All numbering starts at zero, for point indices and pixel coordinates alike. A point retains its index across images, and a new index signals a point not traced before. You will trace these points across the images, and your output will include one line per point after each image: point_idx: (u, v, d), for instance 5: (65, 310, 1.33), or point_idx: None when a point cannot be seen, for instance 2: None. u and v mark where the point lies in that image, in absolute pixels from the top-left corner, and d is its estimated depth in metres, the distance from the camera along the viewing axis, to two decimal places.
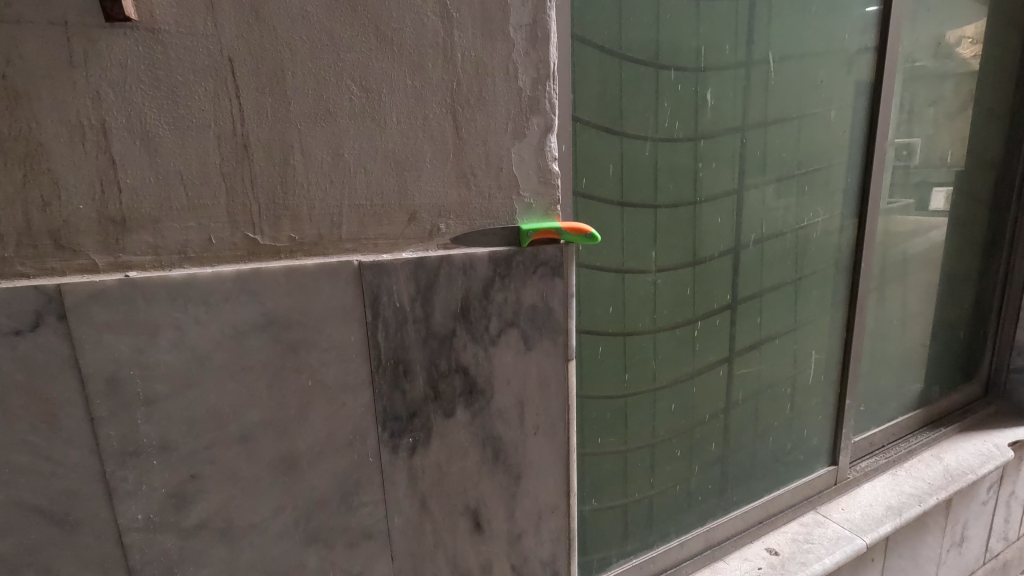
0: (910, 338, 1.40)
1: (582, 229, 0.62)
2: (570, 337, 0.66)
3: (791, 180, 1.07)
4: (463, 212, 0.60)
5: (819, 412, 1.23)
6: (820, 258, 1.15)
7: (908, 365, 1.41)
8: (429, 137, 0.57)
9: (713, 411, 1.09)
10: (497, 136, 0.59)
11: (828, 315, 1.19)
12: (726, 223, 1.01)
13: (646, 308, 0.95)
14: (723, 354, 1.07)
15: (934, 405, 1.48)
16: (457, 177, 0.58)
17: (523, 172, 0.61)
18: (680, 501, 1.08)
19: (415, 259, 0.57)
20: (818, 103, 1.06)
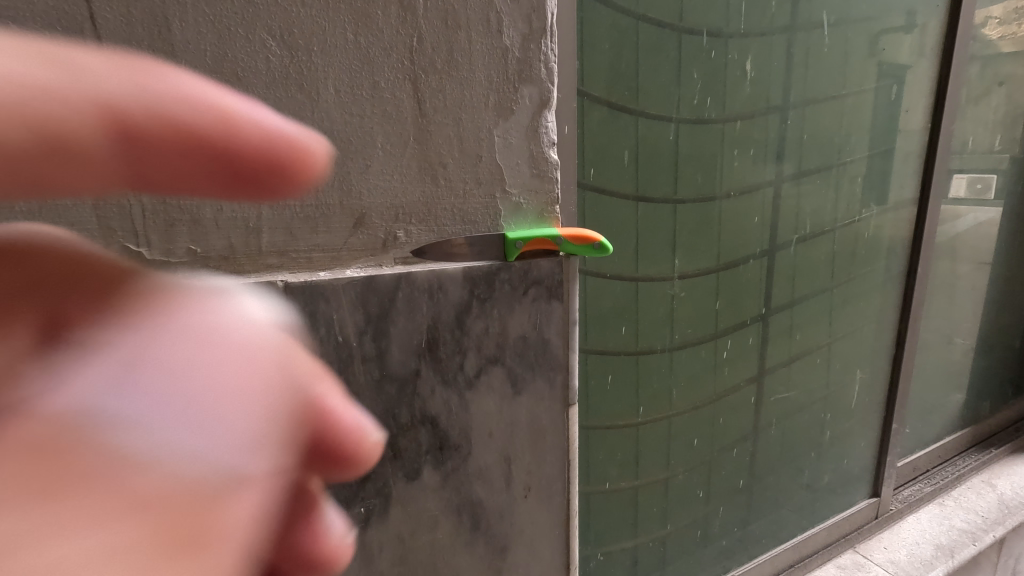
0: (957, 348, 1.25)
1: (585, 237, 0.47)
2: (572, 377, 0.52)
3: (837, 171, 0.91)
4: (428, 216, 0.45)
5: (857, 436, 1.08)
6: (867, 261, 0.99)
7: (953, 378, 1.26)
8: (380, 115, 0.41)
9: (739, 438, 0.95)
10: (475, 113, 0.44)
11: (873, 326, 1.03)
12: (761, 221, 0.85)
13: (663, 323, 0.80)
14: (753, 373, 0.93)
15: (981, 423, 1.33)
16: (420, 168, 0.43)
17: (510, 163, 0.46)
18: (700, 540, 0.95)
19: (362, 280, 0.43)
20: (872, 80, 0.90)
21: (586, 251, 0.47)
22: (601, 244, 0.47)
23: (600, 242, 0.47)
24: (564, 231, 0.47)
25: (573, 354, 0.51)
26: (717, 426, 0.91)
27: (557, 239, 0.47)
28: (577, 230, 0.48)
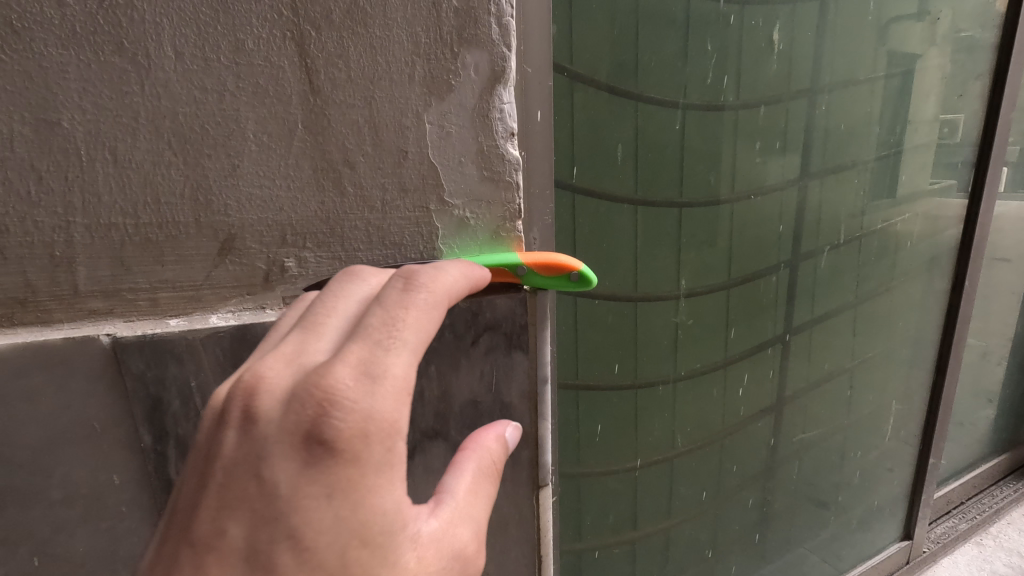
0: (998, 365, 1.11)
1: (560, 267, 0.32)
2: (543, 453, 0.38)
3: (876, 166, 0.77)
4: (331, 238, 0.31)
5: (887, 469, 0.95)
6: (906, 272, 0.85)
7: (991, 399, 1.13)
8: (250, 90, 0.28)
9: (752, 478, 0.82)
10: (395, 89, 0.30)
11: (908, 345, 0.90)
12: (784, 227, 0.72)
13: (663, 350, 0.68)
14: (770, 403, 0.80)
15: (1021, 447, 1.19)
16: (315, 169, 0.30)
17: (450, 162, 0.32)
18: None
19: (233, 331, 0.30)
20: (918, 58, 0.75)
21: (560, 286, 0.33)
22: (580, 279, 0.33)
23: (580, 276, 0.33)
24: (528, 258, 0.32)
25: (544, 424, 0.37)
26: (728, 465, 0.78)
27: (518, 268, 0.32)
28: (550, 253, 0.33)
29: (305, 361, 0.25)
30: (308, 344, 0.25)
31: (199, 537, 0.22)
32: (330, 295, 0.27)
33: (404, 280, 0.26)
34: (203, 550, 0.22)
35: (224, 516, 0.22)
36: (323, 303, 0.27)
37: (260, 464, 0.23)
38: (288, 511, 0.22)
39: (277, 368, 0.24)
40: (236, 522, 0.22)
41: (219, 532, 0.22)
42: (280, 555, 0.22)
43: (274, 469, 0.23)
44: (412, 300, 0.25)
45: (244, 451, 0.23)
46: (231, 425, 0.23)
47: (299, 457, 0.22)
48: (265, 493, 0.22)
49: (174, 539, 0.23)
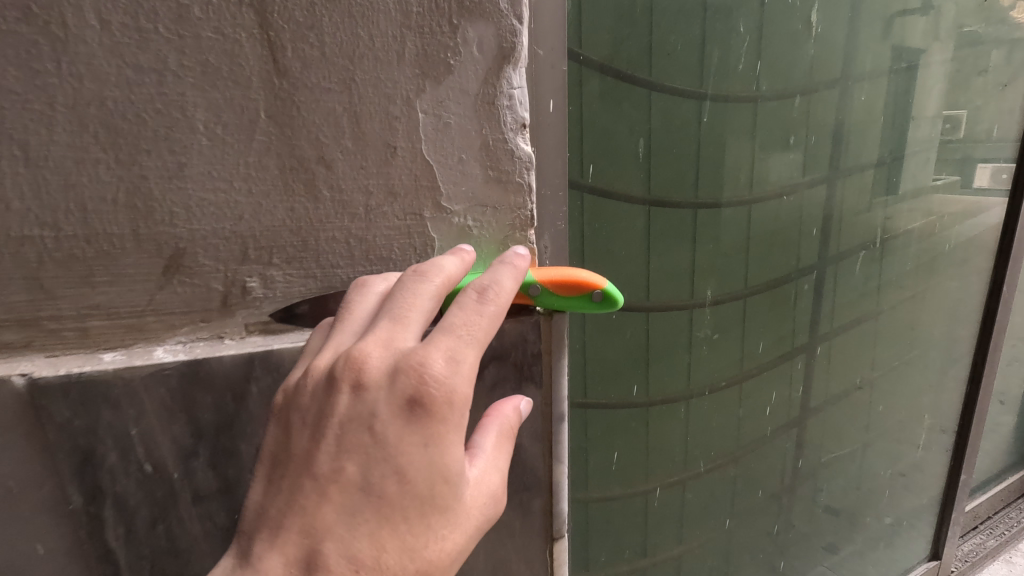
0: None
1: (580, 285, 0.26)
2: (558, 502, 0.32)
3: (913, 162, 0.70)
4: (303, 253, 0.25)
5: (912, 484, 0.90)
6: (945, 276, 0.78)
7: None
8: (197, 69, 0.22)
9: (767, 495, 0.78)
10: (380, 69, 0.24)
11: (941, 355, 0.84)
12: (812, 229, 0.66)
13: (677, 364, 0.63)
14: (790, 417, 0.75)
15: None
16: (282, 169, 0.24)
17: (449, 161, 0.26)
18: None
19: (182, 368, 0.24)
20: (966, 43, 0.68)
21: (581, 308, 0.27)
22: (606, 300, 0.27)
23: (604, 296, 0.27)
24: (542, 276, 0.26)
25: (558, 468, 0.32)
26: (742, 482, 0.74)
27: (530, 287, 0.27)
28: (568, 268, 0.27)
29: (402, 342, 0.22)
30: (399, 329, 0.22)
31: (319, 472, 0.21)
32: (401, 294, 0.23)
33: (476, 290, 0.23)
34: (322, 485, 0.21)
35: (343, 458, 0.21)
36: (400, 297, 0.23)
37: (375, 417, 0.21)
38: (403, 454, 0.21)
39: (380, 350, 0.22)
40: (354, 465, 0.21)
41: (337, 473, 0.21)
42: (398, 496, 0.21)
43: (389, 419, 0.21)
44: (488, 318, 0.23)
45: (358, 405, 0.21)
46: (345, 384, 0.22)
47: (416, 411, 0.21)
48: (380, 442, 0.21)
49: (289, 471, 0.22)
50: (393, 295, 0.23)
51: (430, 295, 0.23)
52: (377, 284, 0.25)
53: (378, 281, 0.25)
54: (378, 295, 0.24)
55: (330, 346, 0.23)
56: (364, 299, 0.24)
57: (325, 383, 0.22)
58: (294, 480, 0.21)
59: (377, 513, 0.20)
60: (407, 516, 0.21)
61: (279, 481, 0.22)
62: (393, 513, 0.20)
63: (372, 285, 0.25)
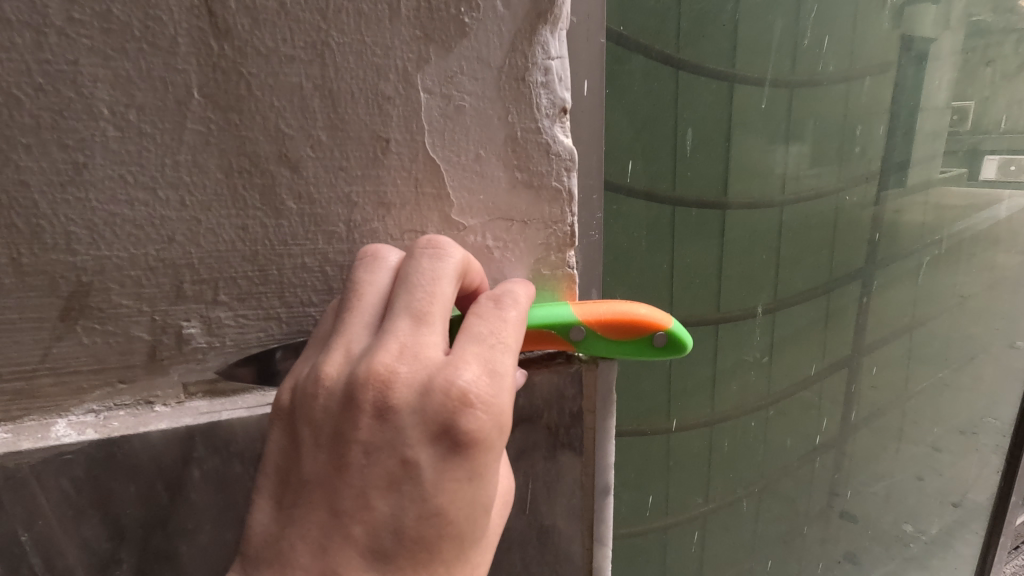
0: None
1: (635, 323, 0.20)
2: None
3: (947, 155, 0.62)
4: (262, 287, 0.18)
5: (955, 503, 0.83)
6: (996, 279, 0.71)
7: None
8: (94, 24, 0.15)
9: (800, 520, 0.72)
10: (364, 28, 0.17)
11: (988, 365, 0.77)
12: (858, 231, 0.59)
13: (702, 385, 0.57)
14: (825, 437, 0.69)
15: None
16: (230, 174, 0.17)
17: (463, 160, 0.19)
18: None
19: (91, 451, 0.17)
20: None
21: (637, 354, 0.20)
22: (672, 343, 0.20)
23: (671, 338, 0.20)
24: (584, 312, 0.19)
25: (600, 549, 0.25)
26: (772, 509, 0.68)
27: (570, 328, 0.19)
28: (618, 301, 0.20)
29: (430, 346, 0.15)
30: (423, 327, 0.16)
31: (339, 508, 0.14)
32: (421, 275, 0.16)
33: (492, 294, 0.17)
34: (342, 527, 0.14)
35: (371, 489, 0.14)
36: (419, 279, 0.16)
37: (413, 439, 0.14)
38: (448, 490, 0.14)
39: (405, 356, 0.15)
40: (386, 500, 0.14)
41: (362, 510, 0.14)
42: (442, 541, 0.15)
43: (438, 442, 0.14)
44: (519, 320, 0.17)
45: (392, 428, 0.14)
46: (369, 400, 0.14)
47: (478, 434, 0.14)
48: (419, 478, 0.14)
49: (302, 497, 0.15)
50: (410, 274, 0.16)
51: (452, 278, 0.17)
52: (395, 254, 0.18)
53: (396, 253, 0.18)
54: (390, 273, 0.17)
55: (334, 344, 0.16)
56: (377, 276, 0.17)
57: (338, 393, 0.15)
58: (306, 513, 0.15)
59: (415, 559, 0.14)
60: (448, 562, 0.15)
61: (290, 510, 0.15)
62: (433, 562, 0.15)
63: (387, 257, 0.18)
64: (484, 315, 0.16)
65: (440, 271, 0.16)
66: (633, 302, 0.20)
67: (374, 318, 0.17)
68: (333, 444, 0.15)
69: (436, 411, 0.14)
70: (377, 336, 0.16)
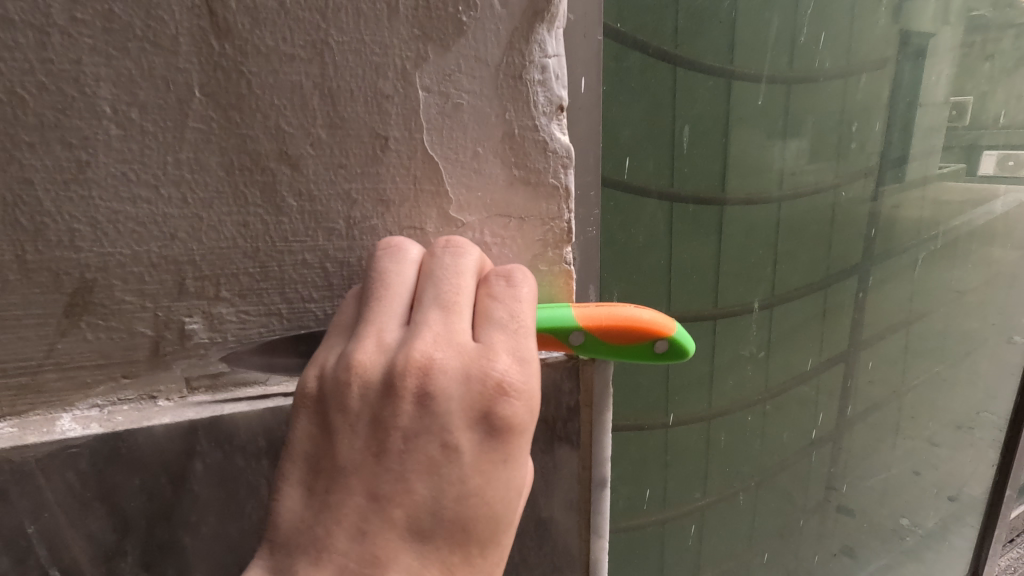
0: None
1: (637, 332, 0.20)
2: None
3: (945, 150, 0.62)
4: (264, 283, 0.19)
5: (950, 497, 0.84)
6: (991, 274, 0.72)
7: None
8: (96, 24, 0.15)
9: (796, 514, 0.72)
10: (363, 27, 0.17)
11: (982, 360, 0.78)
12: (854, 226, 0.59)
13: (701, 380, 0.57)
14: (822, 432, 0.69)
15: None
16: (230, 171, 0.17)
17: (460, 158, 0.19)
18: None
19: (96, 445, 0.18)
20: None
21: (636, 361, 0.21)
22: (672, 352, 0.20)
23: (670, 347, 0.20)
24: (587, 320, 0.19)
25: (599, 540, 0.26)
26: (769, 502, 0.69)
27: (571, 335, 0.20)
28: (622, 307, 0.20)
29: (460, 334, 0.16)
30: (453, 316, 0.16)
31: (378, 492, 0.15)
32: (445, 270, 0.17)
33: (501, 271, 0.18)
34: (381, 510, 0.15)
35: (411, 473, 0.15)
36: (445, 274, 0.17)
37: (456, 424, 0.15)
38: (483, 472, 0.15)
39: (440, 344, 0.15)
40: (425, 483, 0.15)
41: (401, 494, 0.15)
42: (480, 519, 0.15)
43: (478, 426, 0.15)
44: (532, 300, 0.17)
45: (433, 414, 0.15)
46: (409, 387, 0.15)
47: (513, 418, 0.15)
48: (458, 462, 0.15)
49: (336, 484, 0.15)
50: (435, 270, 0.17)
51: (473, 272, 0.17)
52: (414, 247, 0.18)
53: (414, 245, 0.18)
54: (414, 264, 0.18)
55: (363, 333, 0.16)
56: (401, 266, 0.18)
57: (375, 380, 0.15)
58: (343, 497, 0.15)
59: (451, 540, 0.15)
60: (481, 542, 0.16)
61: (323, 497, 0.15)
62: (469, 539, 0.15)
63: (408, 247, 0.18)
64: (503, 298, 0.17)
65: (462, 266, 0.17)
66: (634, 306, 0.21)
67: (401, 309, 0.17)
68: (372, 431, 0.15)
69: (476, 398, 0.15)
70: (407, 326, 0.16)
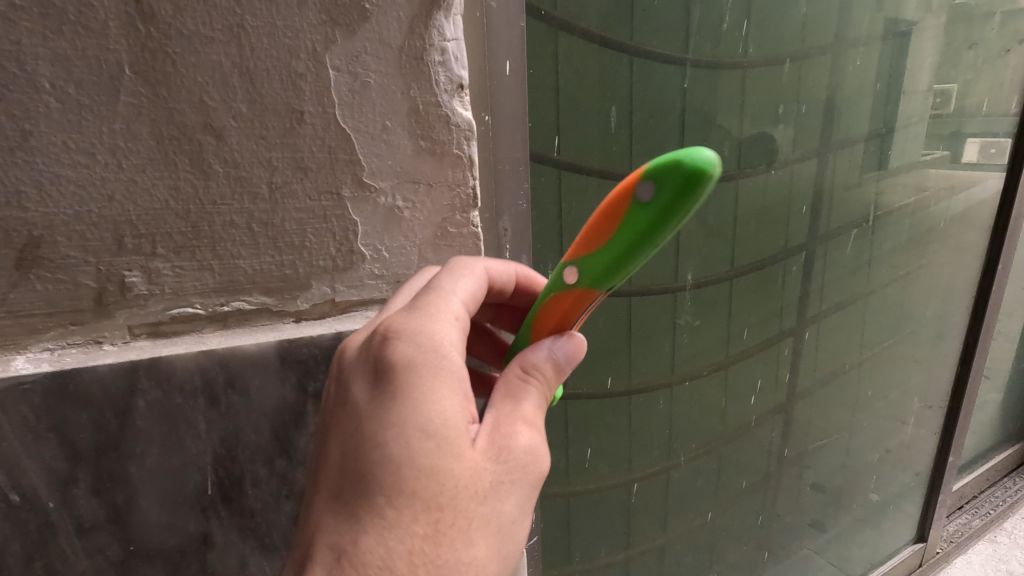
0: None
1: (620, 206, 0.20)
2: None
3: (928, 138, 0.66)
4: (196, 241, 0.21)
5: (902, 466, 0.88)
6: (944, 253, 0.74)
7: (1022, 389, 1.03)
8: (32, 9, 0.17)
9: (750, 481, 0.75)
10: (275, 13, 0.19)
11: (936, 337, 0.80)
12: (799, 204, 0.62)
13: (660, 351, 0.60)
14: (776, 402, 0.72)
15: None
16: (160, 141, 0.20)
17: (370, 130, 0.22)
18: None
19: (47, 381, 0.20)
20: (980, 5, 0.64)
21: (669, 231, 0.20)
22: (667, 196, 0.19)
23: (665, 188, 0.19)
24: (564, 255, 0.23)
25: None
26: (724, 468, 0.72)
27: (570, 270, 0.23)
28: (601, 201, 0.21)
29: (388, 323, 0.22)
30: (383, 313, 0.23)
31: (318, 466, 0.20)
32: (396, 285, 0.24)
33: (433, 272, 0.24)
34: (319, 480, 0.20)
35: (336, 432, 0.20)
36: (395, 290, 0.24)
37: (359, 381, 0.20)
38: (383, 419, 0.19)
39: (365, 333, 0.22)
40: (342, 439, 0.20)
41: (329, 456, 0.20)
42: (381, 465, 0.19)
43: (375, 377, 0.20)
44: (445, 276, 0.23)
45: (344, 384, 0.21)
46: (339, 371, 0.22)
47: (399, 360, 0.20)
48: (360, 415, 0.20)
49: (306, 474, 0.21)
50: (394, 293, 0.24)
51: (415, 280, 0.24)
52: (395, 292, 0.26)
53: None
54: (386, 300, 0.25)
55: None
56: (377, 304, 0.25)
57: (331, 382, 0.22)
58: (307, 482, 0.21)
59: (358, 495, 0.18)
60: (389, 489, 0.18)
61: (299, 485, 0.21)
62: (373, 489, 0.18)
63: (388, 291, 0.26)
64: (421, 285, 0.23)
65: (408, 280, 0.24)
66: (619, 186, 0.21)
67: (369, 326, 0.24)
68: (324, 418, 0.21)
69: (373, 355, 0.20)
70: None
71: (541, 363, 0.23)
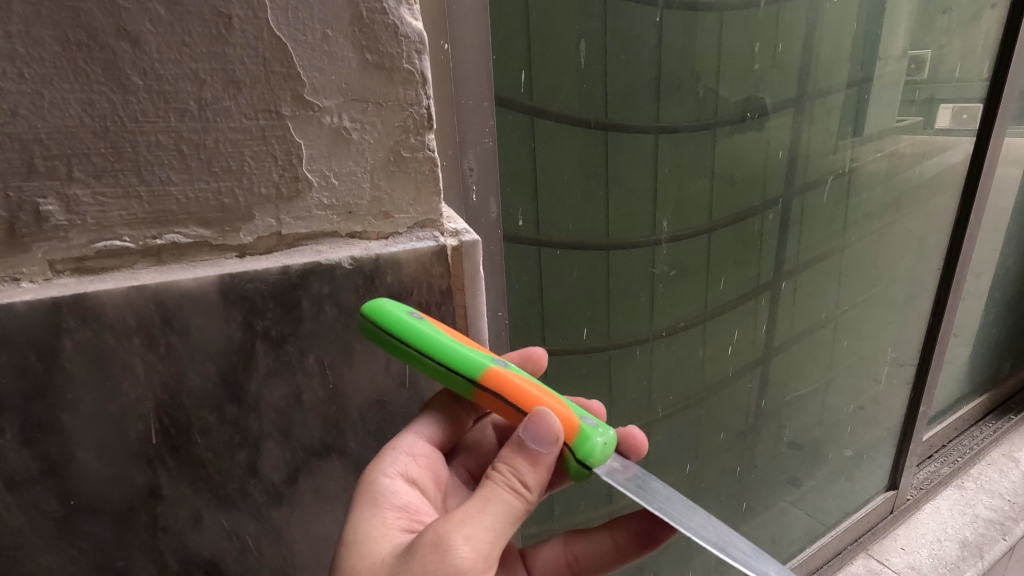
0: (1000, 308, 1.03)
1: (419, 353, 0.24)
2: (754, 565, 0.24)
3: (902, 104, 0.66)
4: (118, 164, 0.19)
5: (875, 417, 0.89)
6: (922, 205, 0.74)
7: (991, 343, 1.05)
8: None
9: (727, 435, 0.76)
10: None
11: (910, 292, 0.81)
12: (776, 155, 0.61)
13: (639, 306, 0.59)
14: (753, 357, 0.72)
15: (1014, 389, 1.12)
16: (67, 46, 0.18)
17: (305, 38, 0.20)
18: None
19: None
20: None
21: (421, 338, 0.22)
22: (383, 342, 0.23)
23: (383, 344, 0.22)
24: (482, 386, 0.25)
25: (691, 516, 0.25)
26: (702, 423, 0.72)
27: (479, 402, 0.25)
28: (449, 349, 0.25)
29: None
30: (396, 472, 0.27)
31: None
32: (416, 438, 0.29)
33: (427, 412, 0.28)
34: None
35: None
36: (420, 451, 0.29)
37: None
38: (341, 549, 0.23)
39: None
40: None
41: None
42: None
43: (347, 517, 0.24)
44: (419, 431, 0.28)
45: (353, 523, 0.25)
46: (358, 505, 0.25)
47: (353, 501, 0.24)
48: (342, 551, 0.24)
49: None
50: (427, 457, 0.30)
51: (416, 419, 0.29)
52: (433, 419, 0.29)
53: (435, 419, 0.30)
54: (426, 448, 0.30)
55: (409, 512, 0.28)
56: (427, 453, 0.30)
57: None
58: None
59: None
60: None
61: None
62: None
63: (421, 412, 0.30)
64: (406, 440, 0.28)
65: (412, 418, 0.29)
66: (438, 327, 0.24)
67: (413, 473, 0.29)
68: None
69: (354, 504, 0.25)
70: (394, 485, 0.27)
71: (502, 471, 0.23)
